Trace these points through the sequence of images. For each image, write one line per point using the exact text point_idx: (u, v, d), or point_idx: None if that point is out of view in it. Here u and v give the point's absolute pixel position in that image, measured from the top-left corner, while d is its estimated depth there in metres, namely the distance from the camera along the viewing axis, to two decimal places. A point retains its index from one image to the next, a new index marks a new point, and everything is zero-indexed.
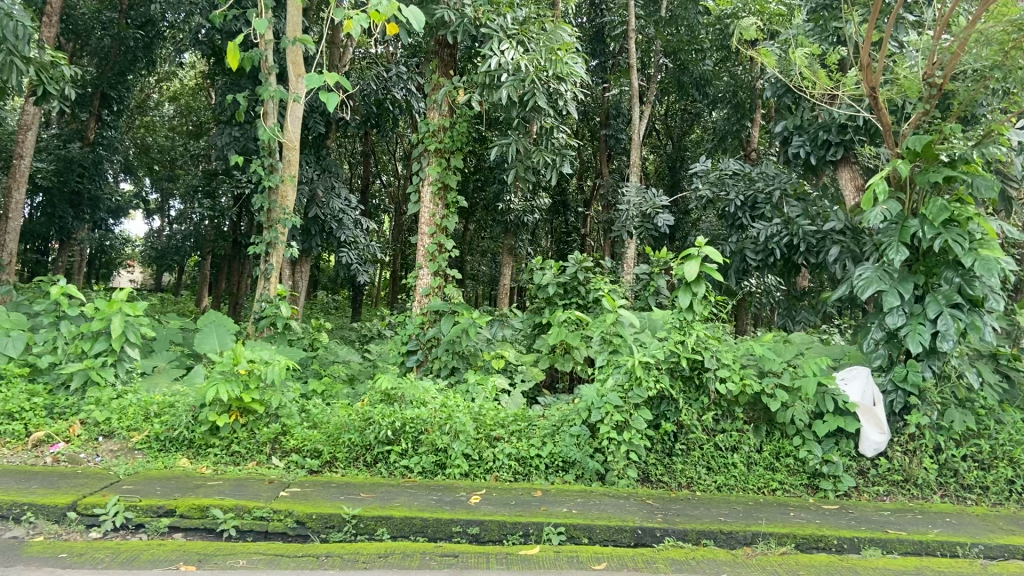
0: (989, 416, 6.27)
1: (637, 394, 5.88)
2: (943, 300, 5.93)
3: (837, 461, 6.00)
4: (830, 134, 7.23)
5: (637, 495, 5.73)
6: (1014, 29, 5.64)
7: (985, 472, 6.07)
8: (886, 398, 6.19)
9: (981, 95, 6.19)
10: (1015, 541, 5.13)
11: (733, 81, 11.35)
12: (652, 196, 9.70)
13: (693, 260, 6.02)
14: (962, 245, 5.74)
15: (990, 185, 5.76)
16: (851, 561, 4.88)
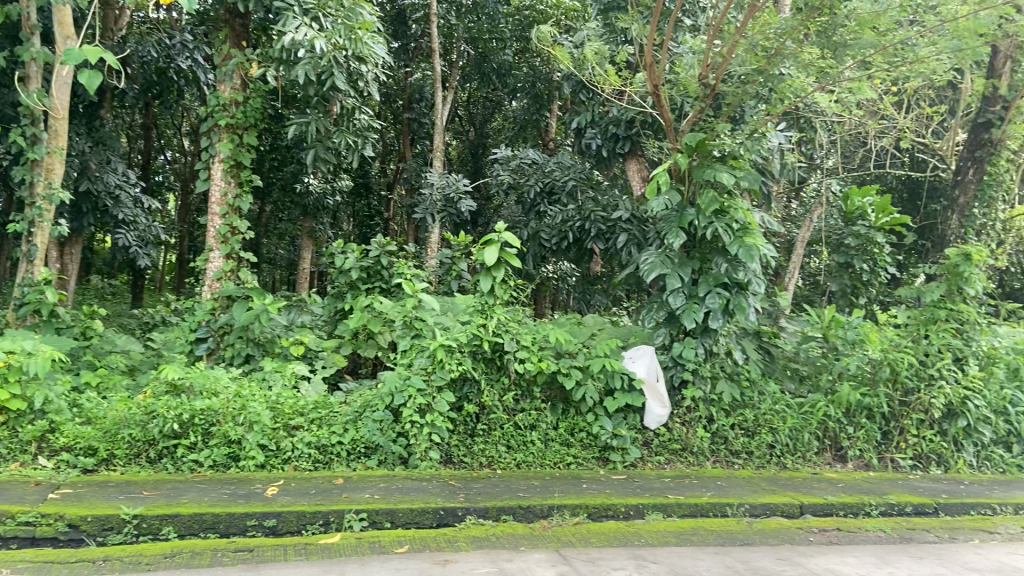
0: (753, 388, 6.86)
1: (440, 376, 5.98)
2: (712, 281, 6.60)
3: (624, 435, 6.45)
4: (618, 129, 7.73)
5: (440, 477, 5.83)
6: (775, 38, 6.37)
7: (750, 438, 6.70)
8: (667, 373, 6.73)
9: (747, 97, 6.79)
10: (774, 498, 5.74)
11: (532, 73, 11.69)
12: (455, 180, 9.79)
13: (493, 245, 6.23)
14: (729, 233, 6.43)
15: (752, 179, 6.47)
16: (637, 527, 5.29)
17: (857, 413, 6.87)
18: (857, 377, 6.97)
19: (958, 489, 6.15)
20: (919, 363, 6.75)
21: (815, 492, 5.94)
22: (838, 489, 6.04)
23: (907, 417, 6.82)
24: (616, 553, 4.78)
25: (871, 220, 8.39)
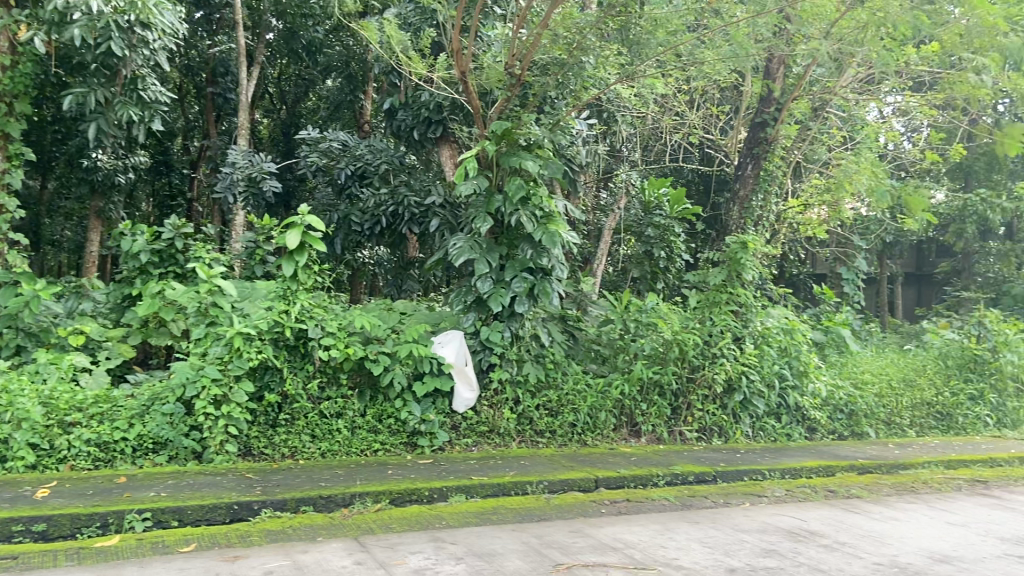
0: (557, 369, 7.13)
1: (238, 365, 5.75)
2: (518, 266, 6.79)
3: (433, 419, 6.47)
4: (431, 113, 7.67)
5: (236, 470, 5.60)
6: (576, 32, 6.64)
7: (554, 418, 6.96)
8: (475, 357, 6.83)
9: (551, 87, 7.02)
10: (572, 474, 5.99)
11: (345, 52, 11.40)
12: (261, 160, 9.24)
13: (295, 229, 6.11)
14: (533, 221, 6.68)
15: (555, 169, 6.75)
16: (439, 509, 5.35)
17: (650, 391, 7.31)
18: (650, 357, 7.43)
19: (736, 458, 6.69)
20: (703, 343, 7.37)
21: (610, 465, 6.28)
22: (631, 462, 6.41)
23: (693, 393, 7.38)
24: (415, 537, 4.82)
25: (666, 209, 9.01)
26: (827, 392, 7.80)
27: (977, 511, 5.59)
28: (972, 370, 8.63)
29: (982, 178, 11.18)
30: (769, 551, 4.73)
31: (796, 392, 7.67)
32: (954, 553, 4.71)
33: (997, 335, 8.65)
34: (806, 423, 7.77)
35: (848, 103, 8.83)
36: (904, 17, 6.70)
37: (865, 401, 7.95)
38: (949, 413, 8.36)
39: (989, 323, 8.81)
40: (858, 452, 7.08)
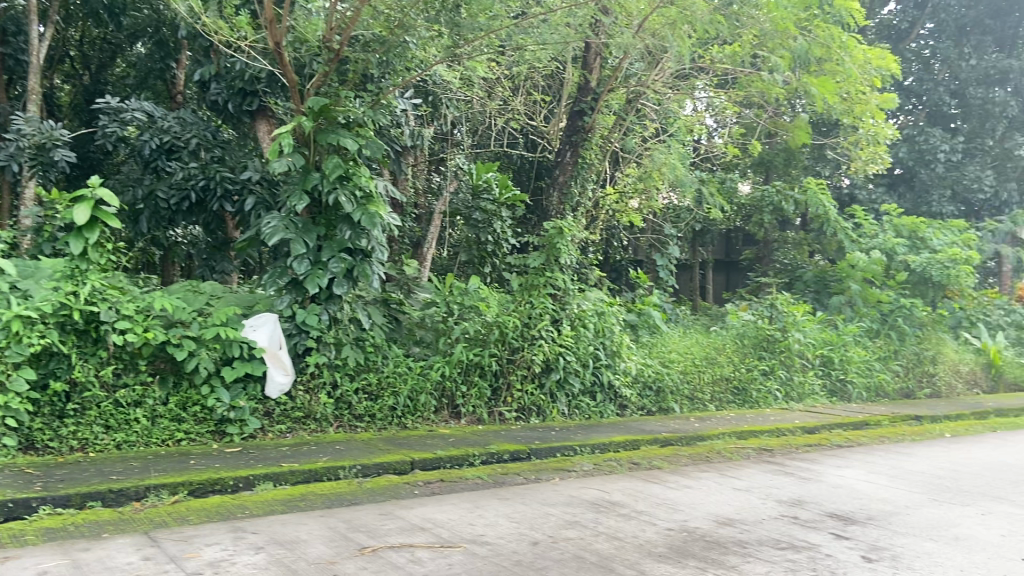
0: (377, 352, 7.05)
1: (17, 351, 5.31)
2: (336, 246, 6.62)
3: (243, 406, 6.19)
4: (245, 84, 7.34)
5: (14, 466, 5.10)
6: (396, 10, 6.62)
7: (373, 402, 6.87)
8: (291, 341, 6.59)
9: (371, 66, 6.89)
10: (387, 458, 5.94)
11: (155, 15, 10.33)
12: (52, 127, 8.41)
13: (84, 203, 5.72)
14: (352, 201, 6.53)
15: (374, 149, 6.62)
16: (243, 499, 5.12)
17: (471, 373, 7.39)
18: (471, 339, 7.51)
19: (550, 435, 6.90)
20: (522, 325, 7.58)
21: (426, 447, 6.28)
22: (448, 443, 6.45)
23: (512, 373, 7.54)
24: (213, 528, 4.59)
25: (494, 194, 9.14)
26: (637, 371, 8.21)
27: (760, 477, 6.08)
28: (765, 349, 9.41)
29: (781, 173, 12.11)
30: (571, 523, 4.90)
31: (609, 370, 8.02)
32: (736, 516, 5.10)
33: (787, 316, 9.58)
34: (618, 401, 8.12)
35: (661, 96, 9.35)
36: (707, 14, 7.26)
37: (670, 378, 8.45)
38: (744, 388, 8.99)
39: (780, 306, 9.72)
40: (662, 426, 7.50)
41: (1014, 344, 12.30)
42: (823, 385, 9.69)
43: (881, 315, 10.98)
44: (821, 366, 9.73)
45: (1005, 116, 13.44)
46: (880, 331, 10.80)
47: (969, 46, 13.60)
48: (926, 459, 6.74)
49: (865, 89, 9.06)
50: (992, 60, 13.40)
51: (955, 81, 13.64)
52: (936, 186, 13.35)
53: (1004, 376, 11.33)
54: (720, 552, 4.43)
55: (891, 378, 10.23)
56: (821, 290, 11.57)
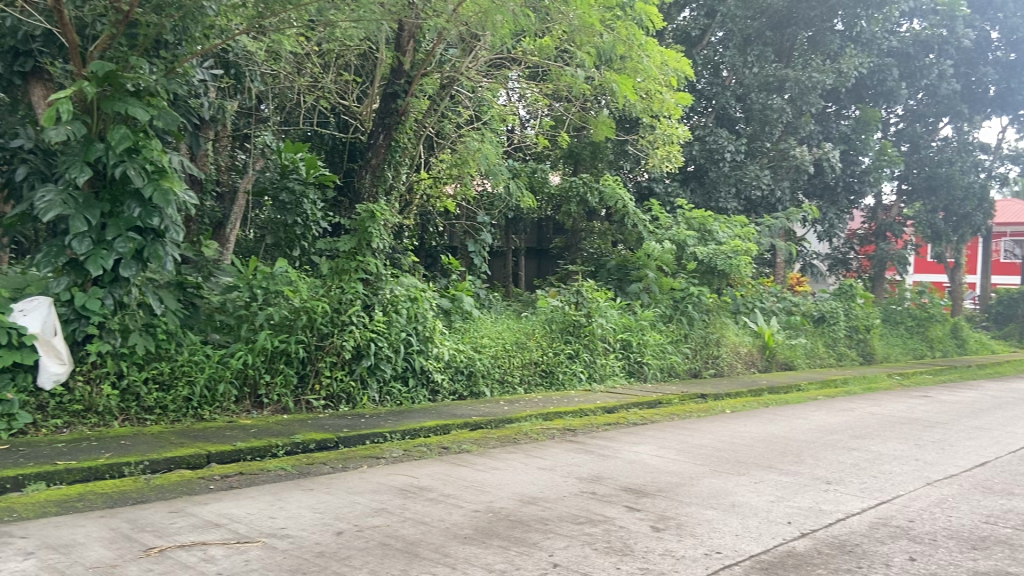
0: (170, 340, 6.64)
1: None
2: (123, 225, 6.08)
3: (10, 399, 5.59)
4: (15, 41, 6.51)
5: None
6: None
7: (166, 392, 6.41)
8: (68, 328, 6.08)
9: (165, 31, 6.39)
10: (180, 452, 5.56)
11: None
12: None
13: None
14: (143, 176, 6.00)
15: (168, 121, 6.11)
16: (8, 502, 4.58)
17: (276, 361, 7.09)
18: (276, 325, 7.22)
19: (358, 423, 6.77)
20: (332, 311, 7.41)
21: (224, 439, 5.95)
22: (249, 434, 6.14)
23: (321, 360, 7.31)
24: None
25: (301, 174, 8.81)
26: (448, 356, 8.27)
27: (563, 456, 6.34)
28: (571, 334, 9.84)
29: (588, 166, 12.61)
30: (377, 510, 4.84)
31: (421, 356, 8.00)
32: (539, 494, 5.28)
33: (591, 302, 10.06)
34: (430, 386, 8.10)
35: (475, 84, 9.45)
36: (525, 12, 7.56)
37: (481, 363, 8.58)
38: (552, 370, 9.29)
39: (585, 291, 10.24)
40: (472, 410, 7.61)
41: (785, 328, 13.72)
42: (623, 366, 10.19)
43: (675, 302, 11.83)
44: (621, 349, 10.29)
45: (781, 121, 14.84)
46: (673, 317, 11.61)
47: (752, 56, 14.95)
48: (710, 433, 7.34)
49: (662, 88, 9.69)
50: (771, 70, 14.88)
51: (740, 87, 14.93)
52: (722, 184, 14.55)
53: (778, 356, 12.57)
54: (523, 530, 4.56)
55: (681, 359, 10.90)
56: (622, 277, 12.29)
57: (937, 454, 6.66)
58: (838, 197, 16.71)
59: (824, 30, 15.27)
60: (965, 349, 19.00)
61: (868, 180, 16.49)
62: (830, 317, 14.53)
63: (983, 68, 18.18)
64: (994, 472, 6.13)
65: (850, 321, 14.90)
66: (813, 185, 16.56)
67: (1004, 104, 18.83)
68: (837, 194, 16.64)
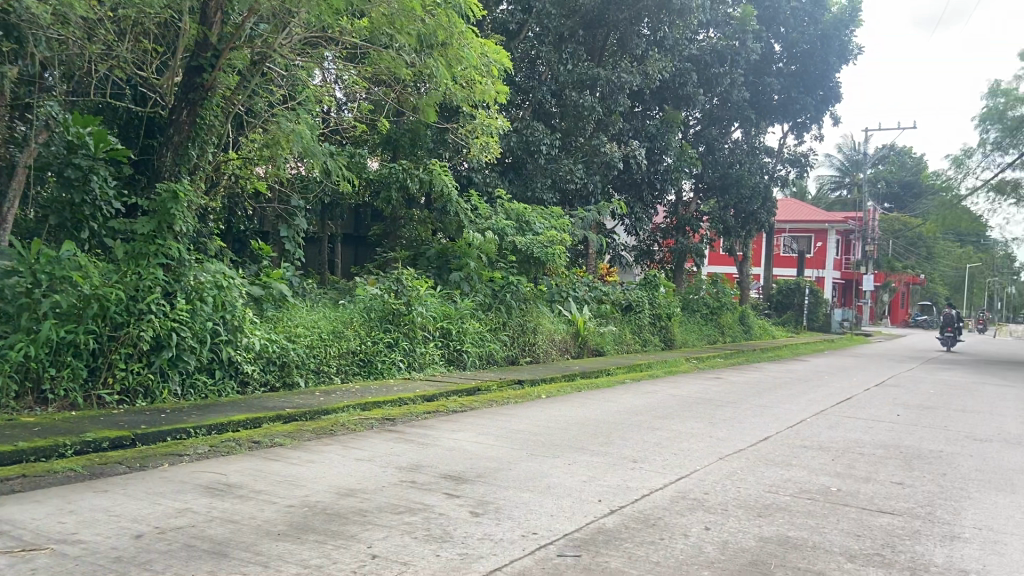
0: None
1: None
2: None
3: None
4: None
5: None
6: None
7: None
8: None
9: None
10: None
11: None
12: None
13: None
14: None
15: None
16: None
17: (62, 353, 6.41)
18: (64, 314, 6.54)
19: (158, 418, 6.27)
20: (127, 300, 6.87)
21: (2, 440, 5.27)
22: (32, 433, 5.50)
23: (114, 352, 6.72)
24: None
25: (90, 150, 7.99)
26: (260, 347, 7.87)
27: (381, 446, 6.24)
28: (389, 322, 9.71)
29: (407, 154, 12.44)
30: (180, 511, 4.51)
31: (230, 347, 7.53)
32: (357, 486, 5.17)
33: (411, 291, 10.07)
34: (239, 378, 7.66)
35: (288, 62, 9.04)
36: None
37: (295, 353, 8.25)
38: (369, 360, 9.12)
39: (405, 281, 10.26)
40: (286, 402, 7.30)
41: (595, 316, 14.40)
42: (442, 354, 10.21)
43: (493, 291, 12.05)
44: (440, 338, 10.33)
45: (592, 118, 15.41)
46: (491, 305, 11.80)
47: (566, 53, 15.36)
48: (527, 418, 7.54)
49: (483, 78, 9.78)
50: (583, 69, 15.31)
51: (555, 83, 15.35)
52: (538, 176, 14.98)
53: (588, 343, 13.18)
54: (340, 523, 4.44)
55: (499, 346, 11.10)
56: (441, 266, 12.20)
57: (728, 431, 7.27)
58: (643, 193, 17.77)
59: (631, 33, 15.93)
60: (751, 334, 20.91)
61: (670, 177, 17.66)
62: (636, 305, 15.49)
63: (768, 78, 20.25)
64: (775, 445, 6.79)
65: (653, 308, 15.92)
66: (621, 181, 17.56)
67: (785, 111, 20.93)
68: (643, 190, 17.68)
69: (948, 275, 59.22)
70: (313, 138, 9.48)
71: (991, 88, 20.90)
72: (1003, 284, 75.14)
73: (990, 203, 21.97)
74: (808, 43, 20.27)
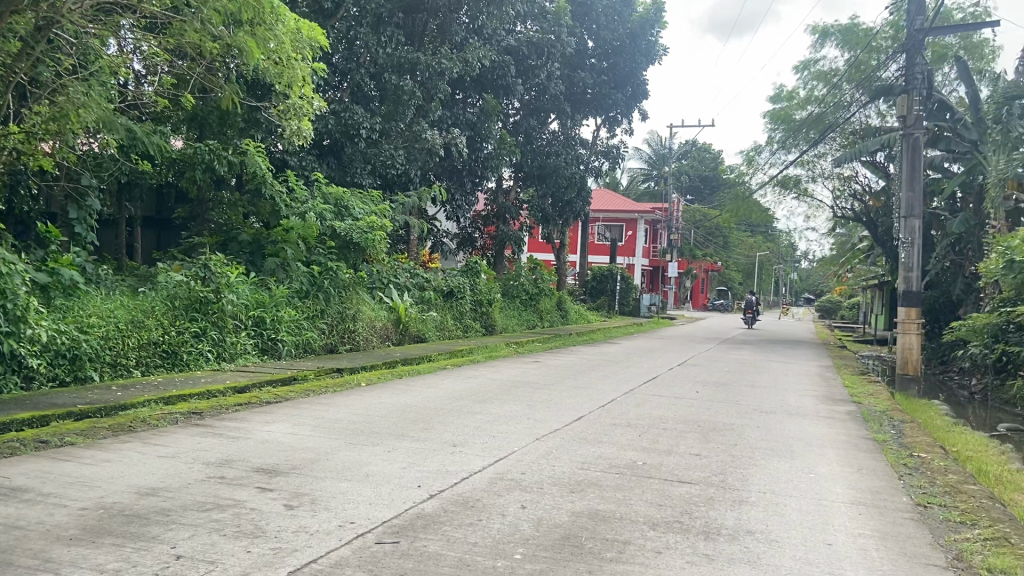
0: None
1: None
2: None
3: None
4: None
5: None
6: None
7: None
8: None
9: None
10: None
11: None
12: None
13: None
14: None
15: None
16: None
17: None
18: None
19: None
20: None
21: None
22: None
23: None
24: None
25: None
26: (47, 338, 7.17)
27: (187, 441, 5.88)
28: (197, 310, 9.16)
29: (215, 133, 11.81)
30: None
31: (11, 339, 6.80)
32: (160, 484, 4.83)
33: (220, 277, 9.56)
34: (22, 373, 6.95)
35: (80, 29, 8.21)
36: None
37: (89, 345, 7.58)
38: (174, 351, 8.57)
39: (213, 267, 9.72)
40: (76, 398, 6.69)
41: (417, 302, 14.40)
42: (255, 343, 9.80)
43: (312, 278, 11.70)
44: (253, 327, 9.91)
45: (412, 103, 15.36)
46: (309, 292, 11.48)
47: (385, 36, 15.08)
48: (344, 407, 7.39)
49: (295, 58, 9.45)
50: (403, 52, 15.24)
51: (374, 66, 15.14)
52: (357, 160, 14.75)
53: (410, 330, 13.14)
54: (141, 524, 4.14)
55: (317, 335, 10.80)
56: (254, 252, 11.79)
57: (543, 412, 7.52)
58: (464, 181, 18.36)
59: (450, 20, 16.10)
60: (568, 319, 21.78)
61: (489, 165, 17.98)
62: (458, 292, 15.63)
63: (581, 72, 21.09)
64: (587, 424, 7.12)
65: (475, 295, 16.16)
66: (442, 168, 17.96)
67: (599, 105, 21.82)
68: (463, 178, 18.26)
69: (741, 263, 64.74)
70: (110, 112, 8.97)
71: (775, 94, 23.07)
72: (785, 271, 83.40)
73: (777, 196, 24.24)
74: (618, 40, 21.31)
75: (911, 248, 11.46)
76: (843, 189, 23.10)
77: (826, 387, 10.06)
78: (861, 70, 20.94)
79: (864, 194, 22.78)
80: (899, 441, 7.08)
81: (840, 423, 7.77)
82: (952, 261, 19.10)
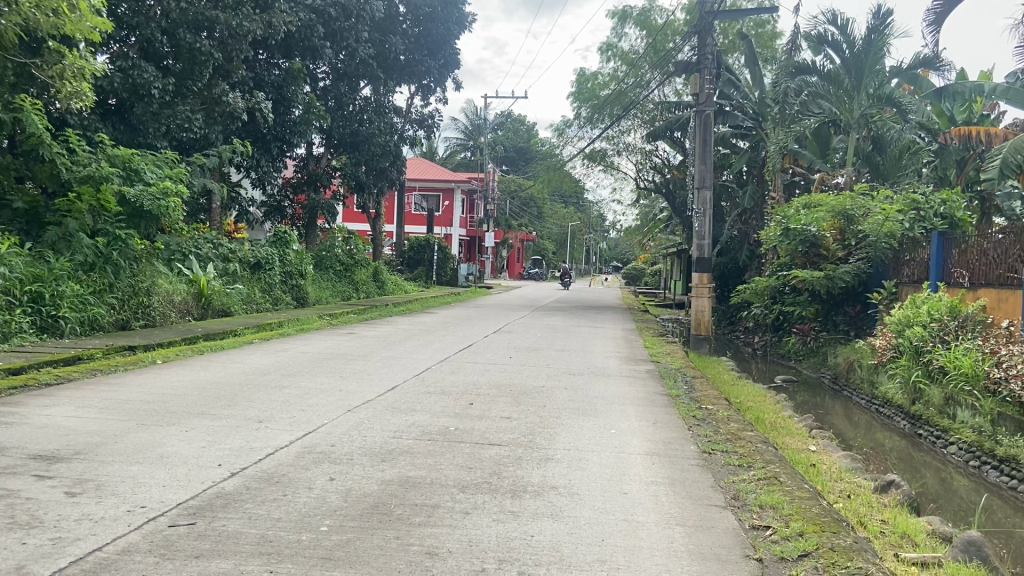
0: None
1: None
2: None
3: None
4: None
5: None
6: None
7: None
8: None
9: None
10: None
11: None
12: None
13: None
14: None
15: None
16: None
17: None
18: None
19: None
20: None
21: None
22: None
23: None
24: None
25: None
26: None
27: None
28: None
29: None
30: None
31: None
32: None
33: None
34: None
35: None
36: None
37: None
38: None
39: None
40: None
41: (221, 275, 13.76)
42: (32, 322, 8.89)
43: (98, 250, 10.78)
44: (30, 304, 9.03)
45: (211, 63, 14.50)
46: (95, 265, 10.59)
47: None
48: (137, 387, 6.92)
49: None
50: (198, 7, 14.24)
51: (164, 20, 13.98)
52: (149, 121, 13.74)
53: (213, 304, 12.56)
54: None
55: (106, 311, 9.99)
56: (33, 221, 11.01)
57: (356, 384, 7.42)
58: (269, 146, 17.57)
59: None
60: (385, 290, 21.66)
61: (297, 131, 17.38)
62: (266, 263, 15.10)
63: (393, 37, 20.60)
64: (401, 393, 7.12)
65: (284, 267, 15.67)
66: (246, 131, 17.18)
67: (411, 72, 21.61)
68: (268, 141, 17.46)
69: (556, 233, 67.12)
70: None
71: (579, 75, 23.94)
72: (596, 240, 87.45)
73: (585, 168, 25.26)
74: (429, 7, 21.09)
75: (702, 218, 12.31)
76: (645, 163, 24.47)
77: (629, 348, 10.68)
78: (658, 51, 22.27)
79: (663, 168, 24.25)
80: (690, 396, 7.67)
81: (639, 381, 8.29)
82: (739, 230, 20.87)
